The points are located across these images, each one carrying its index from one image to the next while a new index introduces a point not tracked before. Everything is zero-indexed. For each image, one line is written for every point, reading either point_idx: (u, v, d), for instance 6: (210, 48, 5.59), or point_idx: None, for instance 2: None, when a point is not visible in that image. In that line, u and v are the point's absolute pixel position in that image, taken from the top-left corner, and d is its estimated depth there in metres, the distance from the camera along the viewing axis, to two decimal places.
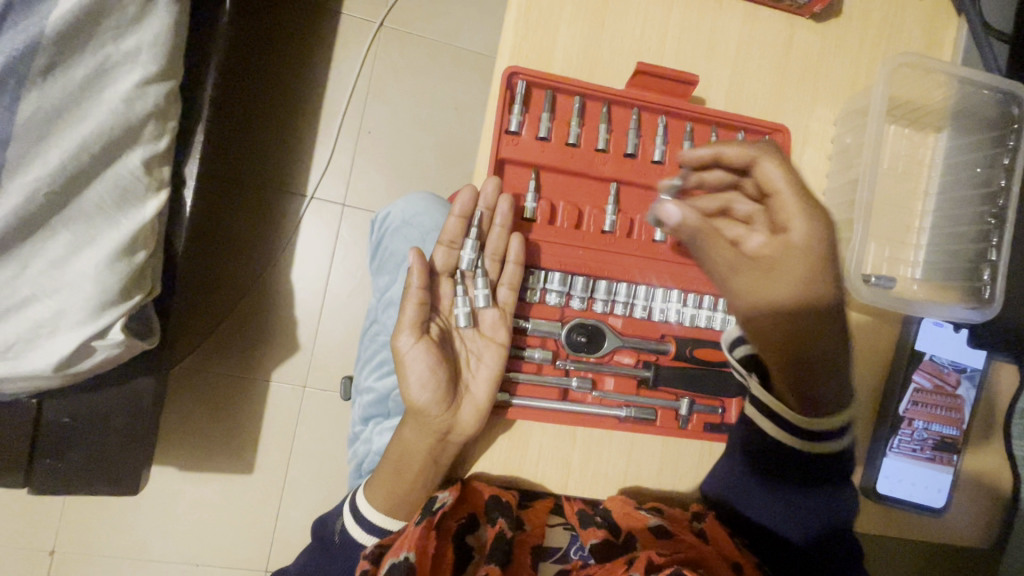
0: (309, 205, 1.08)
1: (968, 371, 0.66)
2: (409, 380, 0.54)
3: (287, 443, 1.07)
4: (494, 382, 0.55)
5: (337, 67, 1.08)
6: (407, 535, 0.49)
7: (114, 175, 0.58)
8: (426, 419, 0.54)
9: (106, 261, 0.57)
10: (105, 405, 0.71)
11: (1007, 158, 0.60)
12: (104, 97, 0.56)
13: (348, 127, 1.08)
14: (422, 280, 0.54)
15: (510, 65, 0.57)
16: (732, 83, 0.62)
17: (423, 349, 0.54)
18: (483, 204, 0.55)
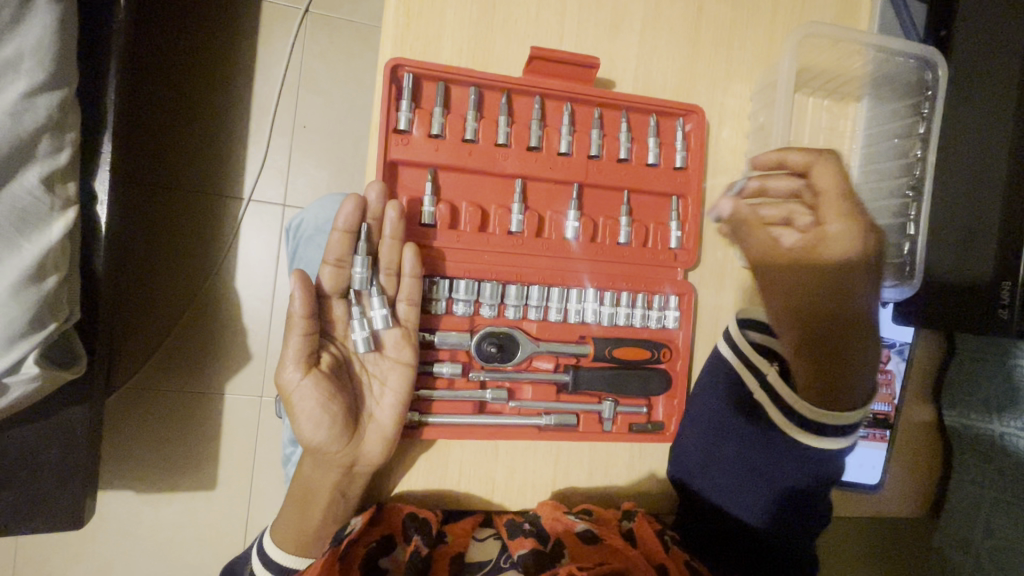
0: (247, 208, 1.01)
1: (898, 346, 0.64)
2: (300, 420, 0.49)
3: (246, 457, 1.03)
4: (400, 406, 0.52)
5: (259, 59, 1.01)
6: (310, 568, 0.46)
7: (9, 196, 0.52)
8: (326, 456, 0.50)
9: (10, 290, 0.52)
10: (33, 442, 0.66)
11: (922, 127, 0.57)
12: None
13: (281, 126, 1.01)
14: (305, 307, 0.48)
15: (393, 57, 0.51)
16: (641, 62, 0.57)
17: (314, 383, 0.49)
18: (371, 217, 0.51)
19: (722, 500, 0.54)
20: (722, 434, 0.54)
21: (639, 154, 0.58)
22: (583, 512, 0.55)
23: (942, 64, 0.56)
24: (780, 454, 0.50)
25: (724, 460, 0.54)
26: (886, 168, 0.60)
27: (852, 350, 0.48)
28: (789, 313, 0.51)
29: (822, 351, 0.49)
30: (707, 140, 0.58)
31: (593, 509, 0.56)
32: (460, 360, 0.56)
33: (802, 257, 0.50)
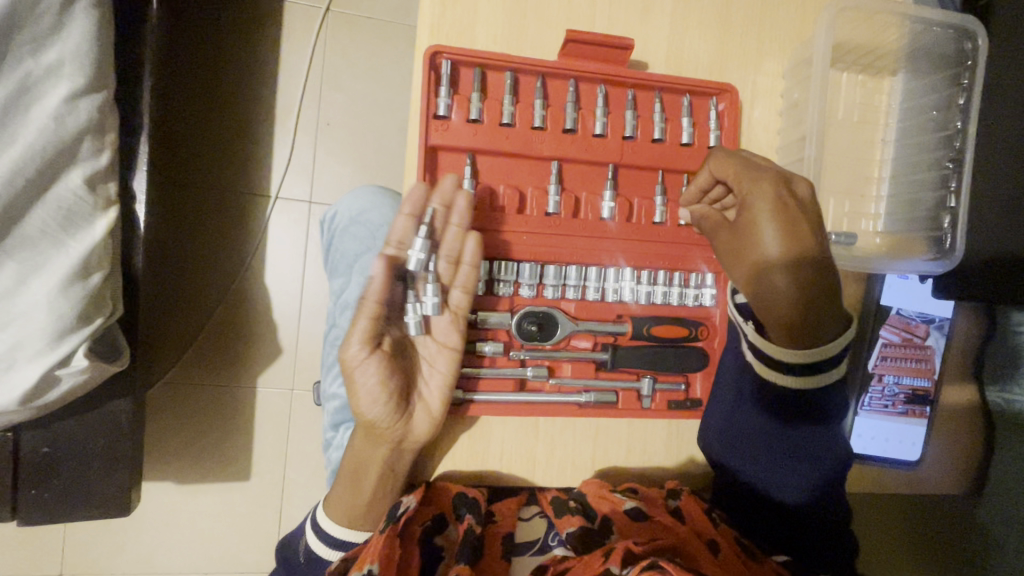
0: (274, 205, 1.05)
1: (937, 322, 0.64)
2: (358, 394, 0.51)
3: (279, 448, 1.07)
4: (447, 387, 0.53)
5: (287, 58, 1.04)
6: (371, 544, 0.46)
7: (56, 197, 0.55)
8: (378, 430, 0.52)
9: (58, 286, 0.54)
10: (87, 431, 0.70)
11: (962, 99, 0.56)
12: (31, 117, 0.52)
13: (305, 123, 1.05)
14: (381, 289, 0.50)
15: (432, 44, 0.52)
16: (672, 42, 0.58)
17: (376, 362, 0.51)
18: (440, 201, 0.52)
19: (759, 478, 0.54)
20: (758, 416, 0.53)
21: (673, 134, 0.58)
22: (628, 490, 0.56)
23: (982, 32, 0.55)
24: (820, 431, 0.51)
25: (763, 444, 0.53)
26: (924, 142, 0.59)
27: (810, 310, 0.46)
28: (750, 292, 0.49)
29: (786, 318, 0.47)
30: (740, 119, 0.58)
31: (637, 487, 0.57)
32: (501, 338, 0.57)
33: (744, 241, 0.48)
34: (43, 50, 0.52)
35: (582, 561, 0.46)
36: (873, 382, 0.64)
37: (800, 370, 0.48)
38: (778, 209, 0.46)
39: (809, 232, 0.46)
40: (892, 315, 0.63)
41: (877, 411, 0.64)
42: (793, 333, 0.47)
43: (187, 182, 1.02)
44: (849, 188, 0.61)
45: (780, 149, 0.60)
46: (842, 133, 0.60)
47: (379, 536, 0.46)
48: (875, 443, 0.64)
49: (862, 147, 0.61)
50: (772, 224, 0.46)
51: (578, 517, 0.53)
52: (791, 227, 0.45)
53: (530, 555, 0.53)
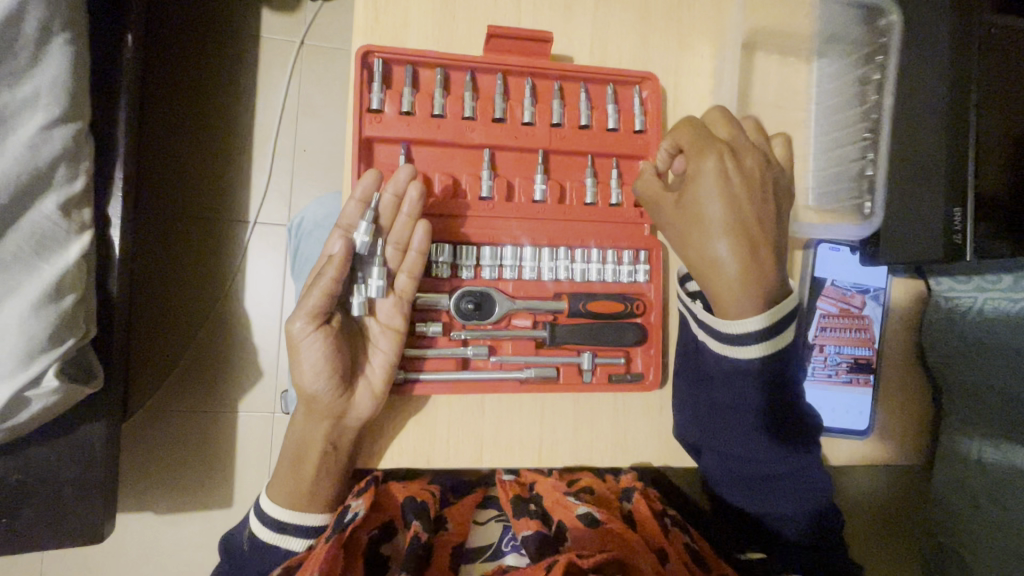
0: (252, 230, 1.10)
1: (872, 292, 0.66)
2: (302, 368, 0.52)
3: (260, 468, 1.10)
4: (389, 369, 0.55)
5: (262, 87, 1.11)
6: (314, 556, 0.48)
7: (32, 225, 0.62)
8: (317, 407, 0.54)
9: (31, 308, 0.61)
10: (58, 457, 0.73)
11: (877, 74, 0.61)
12: (6, 145, 0.60)
13: (281, 148, 1.11)
14: (339, 271, 0.51)
15: (364, 45, 0.56)
16: (595, 36, 0.61)
17: (321, 339, 0.52)
18: (392, 191, 0.54)
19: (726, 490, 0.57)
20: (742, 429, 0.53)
21: (599, 120, 0.61)
22: (585, 491, 0.61)
23: (892, 10, 0.58)
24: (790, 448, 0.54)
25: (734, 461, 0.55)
26: (847, 118, 0.63)
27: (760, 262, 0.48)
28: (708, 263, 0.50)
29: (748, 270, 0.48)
30: (661, 104, 0.62)
31: (594, 489, 0.61)
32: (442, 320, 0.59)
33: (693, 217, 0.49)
34: (20, 85, 0.60)
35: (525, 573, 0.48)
36: (814, 352, 0.66)
37: (741, 324, 0.49)
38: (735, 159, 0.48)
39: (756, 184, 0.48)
40: (827, 286, 0.66)
41: (820, 381, 0.66)
42: (730, 276, 0.48)
43: (164, 206, 1.07)
44: None
45: None
46: (762, 113, 0.64)
47: (322, 551, 0.47)
48: (822, 413, 0.66)
49: (787, 123, 0.64)
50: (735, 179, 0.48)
51: (536, 521, 0.57)
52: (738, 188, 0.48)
53: (481, 560, 0.56)
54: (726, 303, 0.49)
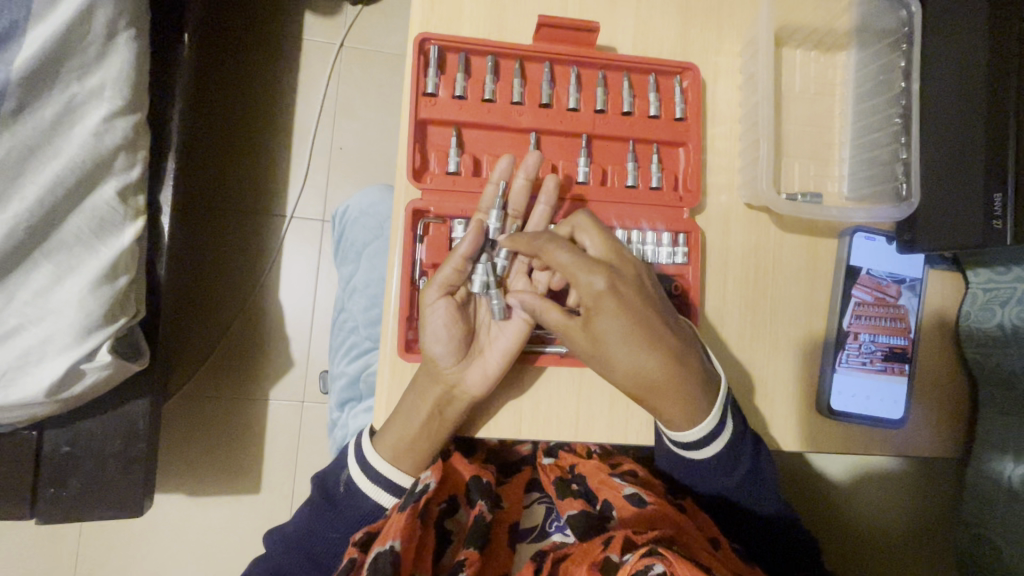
0: (289, 224, 1.15)
1: (908, 282, 0.67)
2: (427, 333, 0.56)
3: (291, 452, 1.14)
4: (510, 352, 0.57)
5: (306, 85, 1.17)
6: (393, 521, 0.54)
7: (92, 207, 0.72)
8: (435, 372, 0.56)
9: (89, 287, 0.71)
10: (107, 427, 0.82)
11: (903, 61, 0.63)
12: (74, 132, 0.69)
13: (322, 145, 1.16)
14: (470, 248, 0.56)
15: (421, 33, 0.60)
16: (639, 29, 0.64)
17: (446, 306, 0.57)
18: (525, 175, 0.58)
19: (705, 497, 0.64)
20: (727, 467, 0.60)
21: (641, 108, 0.64)
22: (628, 475, 0.69)
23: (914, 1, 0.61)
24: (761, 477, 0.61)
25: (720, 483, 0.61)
26: (875, 105, 0.65)
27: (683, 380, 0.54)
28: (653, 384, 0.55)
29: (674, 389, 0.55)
30: (702, 94, 0.64)
31: (638, 472, 0.71)
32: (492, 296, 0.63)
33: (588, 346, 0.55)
34: (89, 77, 0.70)
35: (582, 549, 0.57)
36: (849, 340, 0.66)
37: (691, 432, 0.56)
38: (623, 307, 0.54)
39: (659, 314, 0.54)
40: (863, 275, 0.66)
41: (856, 368, 0.66)
42: (673, 402, 0.54)
43: (211, 196, 1.13)
44: (813, 153, 0.67)
45: (742, 121, 0.66)
46: (798, 106, 0.66)
47: (401, 518, 0.54)
48: (855, 400, 0.65)
49: (820, 116, 0.66)
50: (625, 324, 0.53)
51: (580, 501, 0.66)
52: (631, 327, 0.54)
53: (529, 542, 0.67)
54: (676, 419, 0.55)
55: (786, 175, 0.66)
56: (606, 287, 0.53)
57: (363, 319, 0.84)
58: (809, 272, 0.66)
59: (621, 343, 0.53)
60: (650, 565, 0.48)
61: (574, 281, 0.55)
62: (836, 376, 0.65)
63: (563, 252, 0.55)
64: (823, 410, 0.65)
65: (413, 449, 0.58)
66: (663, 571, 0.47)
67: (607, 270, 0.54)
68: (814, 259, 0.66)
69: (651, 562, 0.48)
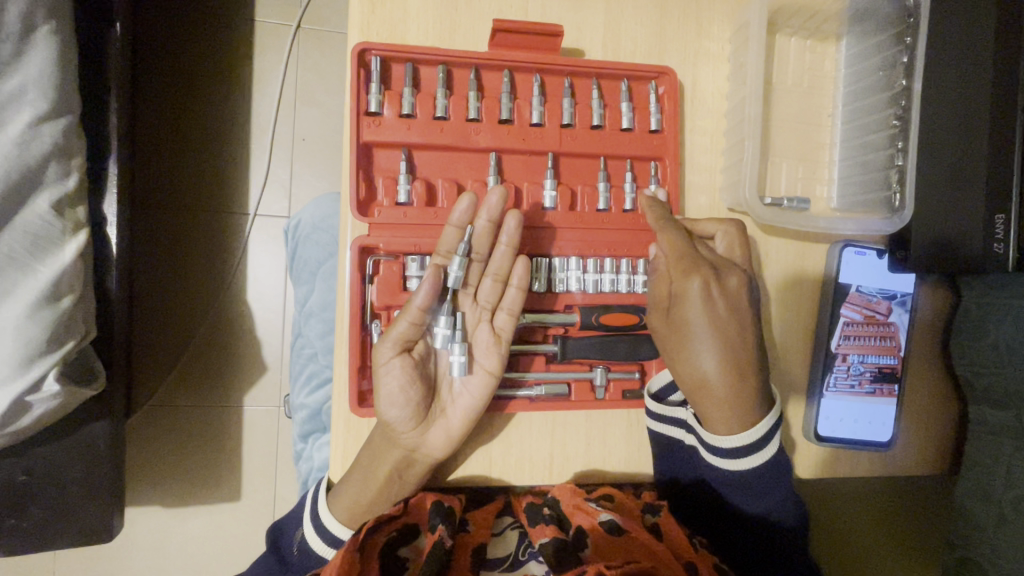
0: (253, 223, 1.07)
1: (899, 298, 0.63)
2: (380, 396, 0.51)
3: (268, 467, 1.10)
4: (473, 411, 0.53)
5: (259, 75, 1.07)
6: (330, 561, 0.45)
7: (25, 222, 0.64)
8: (393, 436, 0.52)
9: (29, 311, 0.63)
10: (64, 455, 0.76)
11: (906, 57, 0.56)
12: None
13: (280, 140, 1.08)
14: (424, 300, 0.49)
15: (360, 41, 0.52)
16: (609, 28, 0.57)
17: (402, 364, 0.51)
18: (488, 218, 0.51)
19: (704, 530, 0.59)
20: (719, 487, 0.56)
21: (613, 119, 0.58)
22: (605, 498, 0.56)
23: None
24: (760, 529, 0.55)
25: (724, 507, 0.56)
26: (872, 104, 0.59)
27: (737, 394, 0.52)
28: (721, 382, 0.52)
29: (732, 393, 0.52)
30: (679, 101, 0.58)
31: (614, 495, 0.57)
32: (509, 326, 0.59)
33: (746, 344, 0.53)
34: (6, 79, 0.62)
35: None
36: (838, 361, 0.62)
37: (724, 439, 0.53)
38: (712, 305, 0.52)
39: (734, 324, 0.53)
40: (852, 293, 0.62)
41: (843, 392, 0.62)
42: (716, 401, 0.52)
43: (160, 203, 1.05)
44: (801, 155, 0.61)
45: (725, 128, 0.60)
46: (787, 106, 0.60)
47: (336, 556, 0.46)
48: (843, 425, 0.62)
49: (812, 115, 0.61)
50: (703, 323, 0.52)
51: (552, 526, 0.52)
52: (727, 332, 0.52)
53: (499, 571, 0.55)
54: (716, 419, 0.53)
55: (771, 184, 0.60)
56: (702, 289, 0.52)
57: (321, 346, 0.78)
58: (796, 291, 0.62)
59: (700, 333, 0.52)
60: None
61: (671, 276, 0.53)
62: (823, 401, 0.62)
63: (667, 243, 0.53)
64: (808, 436, 0.62)
65: (374, 506, 0.54)
66: None
67: (704, 271, 0.52)
68: (799, 277, 0.62)
69: None
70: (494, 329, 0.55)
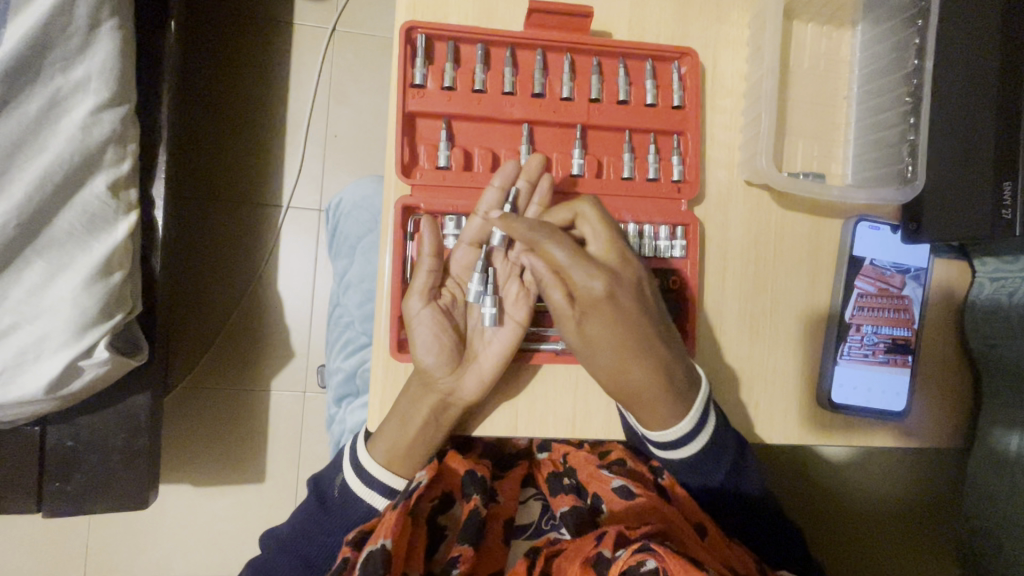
0: (286, 214, 1.14)
1: (912, 272, 0.65)
2: (416, 342, 0.56)
3: (294, 445, 1.14)
4: (503, 357, 0.56)
5: (298, 73, 1.14)
6: (385, 519, 0.53)
7: (83, 202, 0.70)
8: (430, 381, 0.56)
9: (83, 284, 0.69)
10: (109, 421, 0.81)
11: (918, 38, 0.60)
12: (60, 127, 0.68)
13: (314, 133, 1.14)
14: (433, 248, 0.56)
15: (408, 21, 0.57)
16: (634, 14, 0.62)
17: (431, 313, 0.57)
18: (526, 178, 0.57)
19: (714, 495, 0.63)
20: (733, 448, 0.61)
21: (637, 96, 0.62)
22: (617, 465, 0.64)
23: None
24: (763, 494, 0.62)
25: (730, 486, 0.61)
26: (886, 85, 0.62)
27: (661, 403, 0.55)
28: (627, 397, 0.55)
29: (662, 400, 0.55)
30: (701, 81, 0.62)
31: (626, 461, 0.65)
32: None
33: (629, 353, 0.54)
34: (74, 68, 0.68)
35: (573, 545, 0.53)
36: (852, 331, 0.64)
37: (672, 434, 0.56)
38: (615, 310, 0.54)
39: (641, 328, 0.54)
40: (866, 266, 0.64)
41: (857, 361, 0.64)
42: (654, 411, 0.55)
43: (204, 189, 1.12)
44: (817, 134, 0.64)
45: (744, 109, 0.63)
46: (804, 87, 0.63)
47: (392, 516, 0.53)
48: (857, 393, 0.63)
49: (828, 96, 0.64)
50: (613, 329, 0.54)
51: (570, 497, 0.62)
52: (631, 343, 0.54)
53: (524, 538, 0.63)
54: (654, 422, 0.56)
55: (788, 162, 0.64)
56: (605, 292, 0.53)
57: (358, 315, 0.84)
58: (813, 263, 0.64)
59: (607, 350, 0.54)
60: (643, 560, 0.45)
61: (571, 281, 0.54)
62: (836, 369, 0.63)
63: (564, 249, 0.54)
64: (823, 403, 0.63)
65: (409, 451, 0.58)
66: (656, 566, 0.44)
67: (607, 274, 0.54)
68: (816, 251, 0.64)
69: (644, 556, 0.45)
70: (523, 285, 0.59)
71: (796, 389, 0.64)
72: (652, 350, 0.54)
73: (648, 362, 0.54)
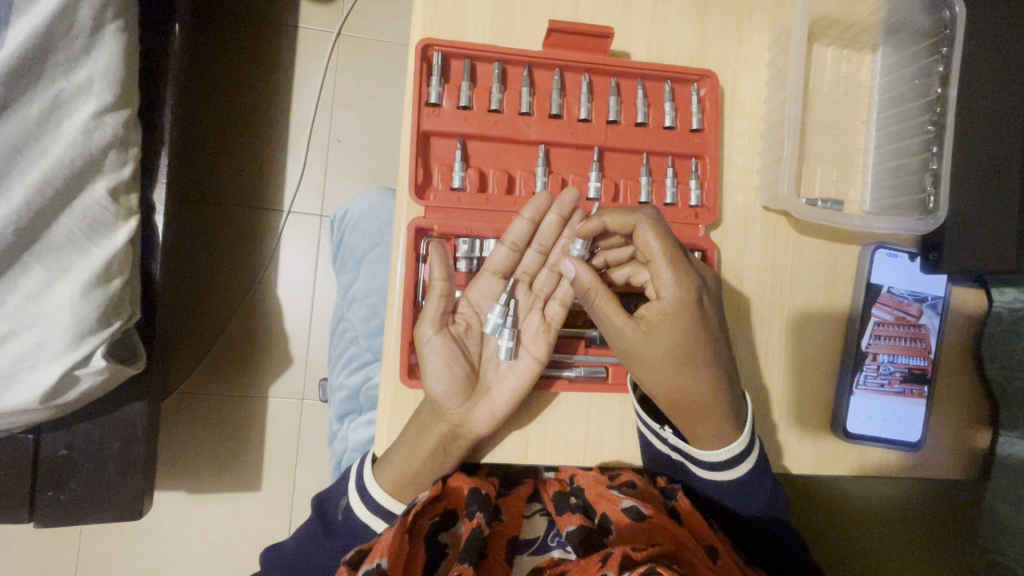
0: (287, 219, 1.12)
1: (929, 301, 0.64)
2: (427, 371, 0.55)
3: (291, 456, 1.12)
4: (517, 393, 0.56)
5: (302, 77, 1.12)
6: (381, 541, 0.49)
7: (82, 206, 0.68)
8: (440, 410, 0.55)
9: (82, 291, 0.67)
10: (105, 431, 0.79)
11: (942, 66, 0.59)
12: (62, 130, 0.66)
13: (318, 138, 1.13)
14: (446, 274, 0.54)
15: (424, 38, 0.56)
16: (653, 34, 0.60)
17: (444, 341, 0.56)
18: (558, 211, 0.56)
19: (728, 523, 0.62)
20: None
21: (656, 118, 0.61)
22: (627, 485, 0.57)
23: (957, 2, 0.57)
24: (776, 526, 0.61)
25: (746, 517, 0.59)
26: (906, 111, 0.62)
27: (711, 425, 0.54)
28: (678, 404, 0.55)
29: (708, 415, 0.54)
30: (720, 104, 0.61)
31: (637, 481, 0.58)
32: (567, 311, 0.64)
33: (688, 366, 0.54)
34: (76, 70, 0.66)
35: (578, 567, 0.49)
36: (868, 360, 0.62)
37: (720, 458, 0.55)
38: (697, 314, 0.53)
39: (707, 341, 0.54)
40: (884, 293, 0.63)
41: (873, 391, 0.62)
42: (700, 423, 0.55)
43: (206, 195, 1.10)
44: (836, 158, 0.63)
45: (764, 132, 0.62)
46: (824, 110, 0.62)
47: (389, 536, 0.49)
48: (872, 423, 0.62)
49: (848, 120, 0.63)
50: (685, 336, 0.53)
51: (578, 515, 0.55)
52: (692, 360, 0.54)
53: (529, 554, 0.57)
54: (703, 436, 0.55)
55: (806, 186, 0.63)
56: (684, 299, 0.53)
57: (362, 330, 0.82)
58: (830, 290, 0.63)
59: (669, 362, 0.54)
60: None
61: (659, 277, 0.54)
62: (852, 398, 0.62)
63: (657, 241, 0.53)
64: (840, 433, 0.62)
65: (417, 477, 0.56)
66: None
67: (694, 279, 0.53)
68: (833, 277, 0.63)
69: None
70: (544, 318, 0.59)
71: (811, 417, 0.62)
72: (711, 370, 0.54)
73: (705, 381, 0.54)
